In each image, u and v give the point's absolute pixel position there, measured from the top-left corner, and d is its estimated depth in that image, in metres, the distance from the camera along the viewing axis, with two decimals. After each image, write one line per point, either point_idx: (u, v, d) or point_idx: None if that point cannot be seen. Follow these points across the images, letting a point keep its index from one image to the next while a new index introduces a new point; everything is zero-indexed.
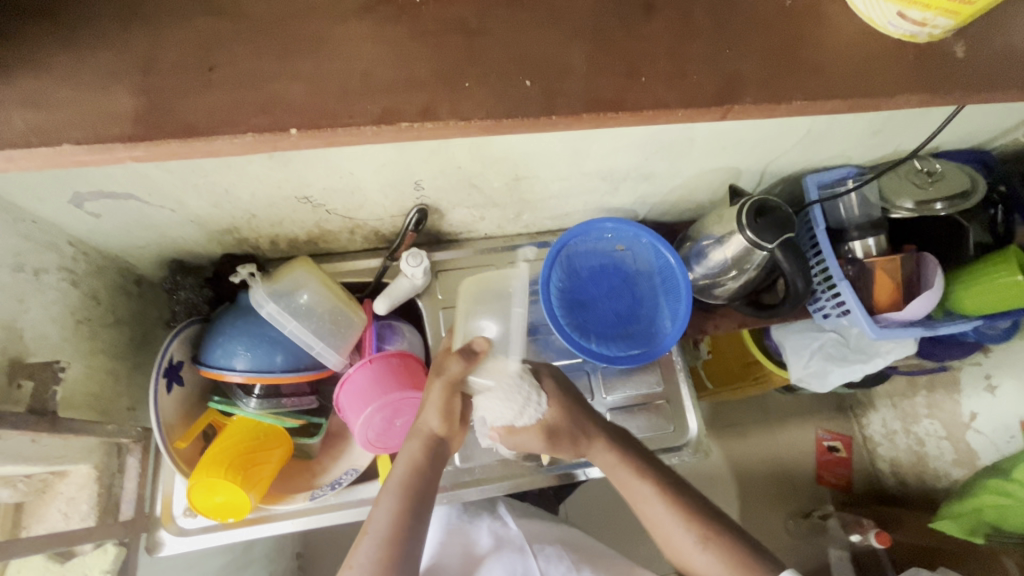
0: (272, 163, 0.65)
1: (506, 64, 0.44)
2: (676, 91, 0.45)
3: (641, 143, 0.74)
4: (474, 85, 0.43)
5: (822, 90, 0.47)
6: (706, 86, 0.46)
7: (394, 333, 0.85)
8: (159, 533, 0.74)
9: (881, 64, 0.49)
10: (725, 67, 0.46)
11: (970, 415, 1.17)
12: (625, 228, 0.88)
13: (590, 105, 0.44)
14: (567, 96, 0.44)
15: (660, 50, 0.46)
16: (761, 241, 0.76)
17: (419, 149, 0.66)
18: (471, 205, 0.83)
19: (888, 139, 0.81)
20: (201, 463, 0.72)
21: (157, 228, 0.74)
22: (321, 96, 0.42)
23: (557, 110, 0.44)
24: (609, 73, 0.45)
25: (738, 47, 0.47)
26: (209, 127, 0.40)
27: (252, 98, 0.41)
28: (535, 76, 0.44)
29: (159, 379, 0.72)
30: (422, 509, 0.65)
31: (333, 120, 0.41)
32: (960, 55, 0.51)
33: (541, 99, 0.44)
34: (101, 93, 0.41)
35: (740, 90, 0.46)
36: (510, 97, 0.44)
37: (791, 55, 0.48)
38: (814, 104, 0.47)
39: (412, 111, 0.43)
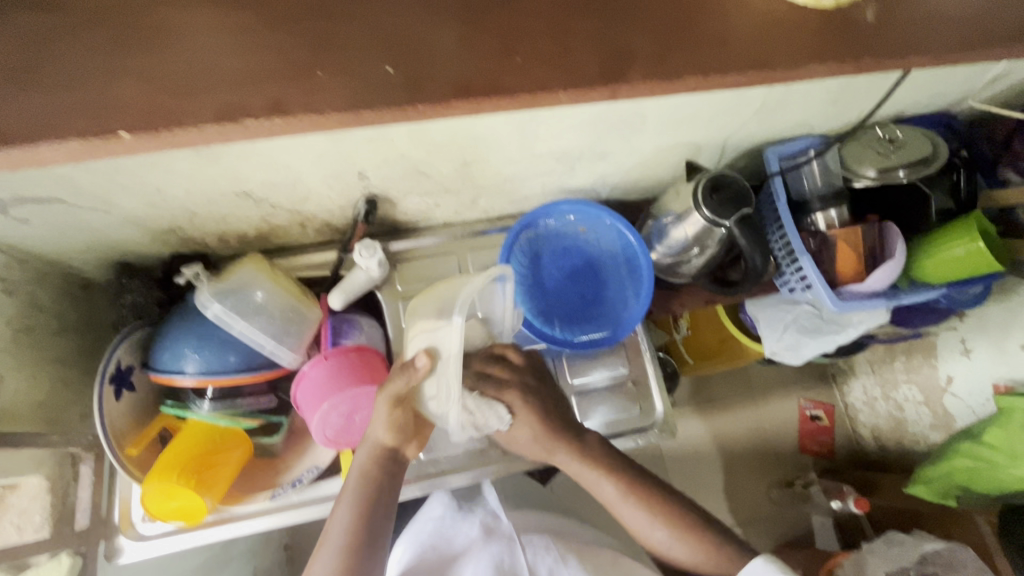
0: (201, 158, 0.62)
1: (366, 51, 0.42)
2: (556, 72, 0.43)
3: (589, 122, 0.72)
4: (332, 76, 0.41)
5: (723, 63, 0.44)
6: (588, 63, 0.44)
7: (351, 330, 0.82)
8: (118, 540, 0.73)
9: (780, 34, 0.47)
10: (611, 43, 0.44)
11: (946, 379, 1.18)
12: (588, 209, 0.87)
13: (459, 88, 0.42)
14: (431, 82, 0.42)
15: (536, 27, 0.44)
16: (718, 219, 0.75)
17: (355, 138, 0.64)
18: (422, 192, 0.81)
19: (848, 106, 0.79)
20: (155, 468, 0.70)
21: (93, 231, 0.71)
22: (163, 96, 0.40)
23: (424, 97, 0.41)
24: (481, 57, 0.43)
25: (622, 23, 0.45)
26: (34, 135, 0.38)
27: (89, 103, 0.39)
28: (398, 61, 0.42)
29: (104, 386, 0.69)
30: (376, 518, 0.66)
31: (173, 120, 0.39)
32: (871, 19, 0.49)
33: (406, 86, 0.41)
34: None
35: (623, 68, 0.44)
36: (374, 87, 0.41)
37: (679, 27, 0.46)
38: (720, 76, 0.44)
39: (262, 106, 0.40)
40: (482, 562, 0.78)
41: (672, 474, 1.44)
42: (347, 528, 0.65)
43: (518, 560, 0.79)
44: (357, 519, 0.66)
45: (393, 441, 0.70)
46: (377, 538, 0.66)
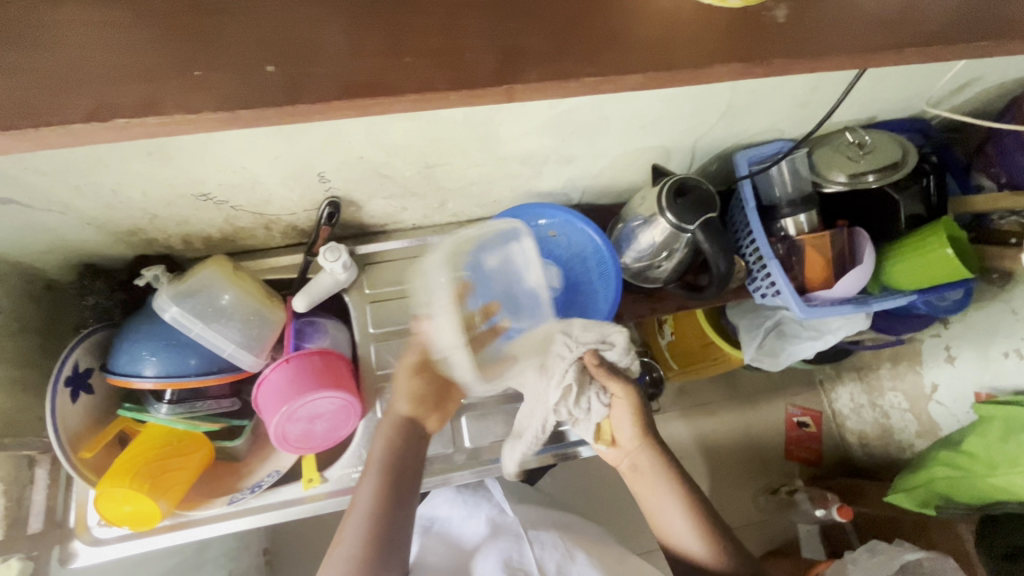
0: (154, 160, 0.62)
1: (249, 47, 0.41)
2: (445, 72, 0.42)
3: (550, 125, 0.71)
4: (205, 74, 0.40)
5: (621, 63, 0.44)
6: (480, 64, 0.43)
7: (315, 330, 0.82)
8: (72, 544, 0.71)
9: (688, 34, 0.47)
10: (501, 40, 0.44)
11: (931, 387, 1.18)
12: (554, 212, 0.86)
13: (345, 87, 0.41)
14: (312, 79, 0.41)
15: (427, 24, 0.44)
16: (682, 223, 0.74)
17: (310, 140, 0.64)
18: (388, 195, 0.80)
19: (814, 110, 0.78)
20: (110, 471, 0.69)
21: (51, 232, 0.71)
22: (35, 90, 0.38)
23: (306, 98, 0.40)
24: (367, 53, 0.42)
25: (518, 19, 0.45)
26: None
27: None
28: (281, 61, 0.41)
29: (58, 388, 0.69)
30: (400, 491, 0.71)
31: (39, 119, 0.38)
32: (782, 20, 0.49)
33: (282, 88, 0.40)
34: None
35: (517, 66, 0.43)
36: (247, 86, 0.40)
37: (580, 23, 0.45)
38: (617, 78, 0.44)
39: (134, 103, 0.39)
40: (491, 559, 0.78)
41: None
42: (367, 504, 0.70)
43: (525, 554, 0.78)
44: (381, 490, 0.70)
45: (414, 411, 0.76)
46: (400, 508, 0.70)
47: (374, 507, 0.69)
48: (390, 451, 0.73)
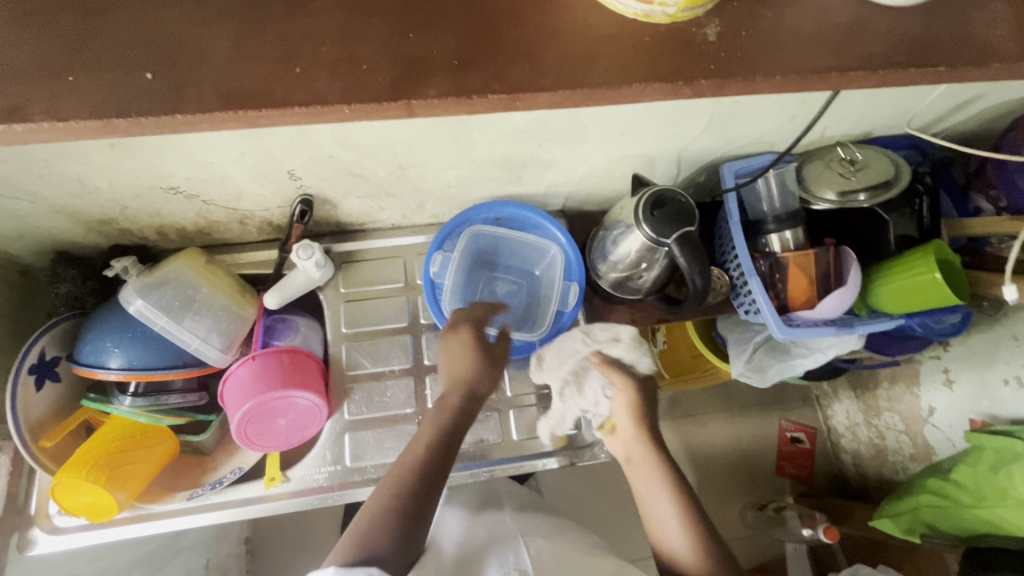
0: (116, 153, 0.61)
1: (126, 57, 0.42)
2: (342, 82, 0.42)
3: (525, 130, 0.69)
4: (79, 80, 0.41)
5: (525, 78, 0.43)
6: (377, 76, 0.43)
7: (286, 328, 0.82)
8: (32, 531, 0.71)
9: (614, 50, 0.46)
10: (403, 51, 0.44)
11: (928, 410, 1.14)
12: (519, 211, 0.85)
13: (228, 101, 0.41)
14: (199, 90, 0.41)
15: (326, 34, 0.44)
16: (658, 236, 0.72)
17: (274, 137, 0.63)
18: (362, 195, 0.79)
19: (804, 123, 0.75)
20: (69, 462, 0.69)
21: (22, 219, 0.71)
22: None
23: (187, 108, 0.41)
24: (260, 64, 0.42)
25: (430, 34, 0.45)
26: None
27: None
28: (160, 68, 0.42)
29: (23, 377, 0.69)
30: (443, 457, 0.68)
31: None
32: (715, 38, 0.48)
33: (165, 92, 0.41)
34: None
35: (419, 79, 0.43)
36: (126, 91, 0.41)
37: (495, 34, 0.45)
38: (518, 97, 0.43)
39: (2, 106, 0.40)
40: (490, 556, 0.77)
41: None
42: (411, 458, 0.67)
43: (523, 554, 0.77)
44: (434, 443, 0.69)
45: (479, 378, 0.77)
46: (438, 473, 0.67)
47: (421, 466, 0.66)
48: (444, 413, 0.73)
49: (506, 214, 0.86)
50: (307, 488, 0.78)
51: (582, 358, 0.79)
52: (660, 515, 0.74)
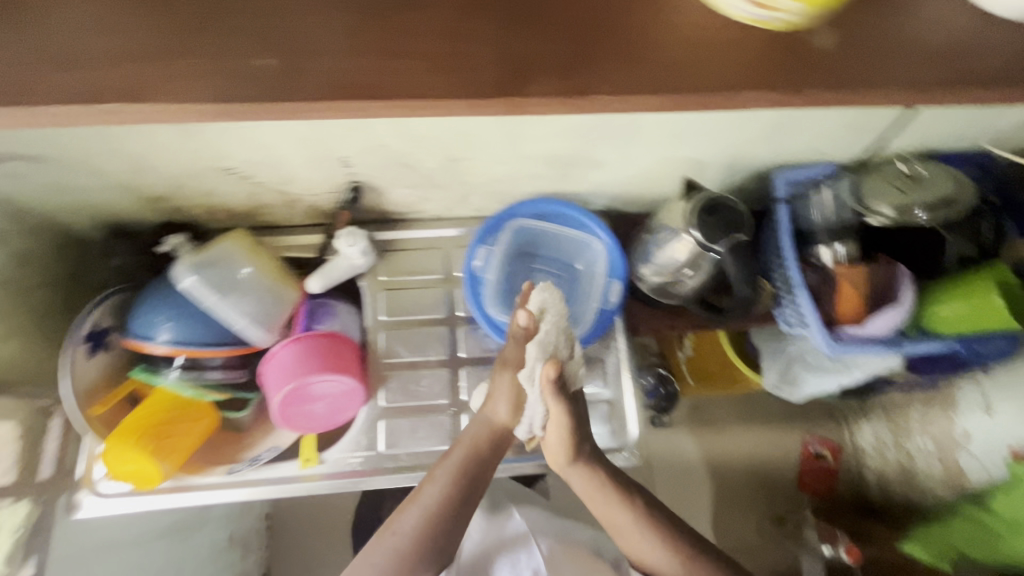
0: (181, 131, 0.62)
1: (249, 44, 0.43)
2: (442, 76, 0.43)
3: (580, 129, 0.69)
4: (186, 61, 0.42)
5: (582, 81, 0.43)
6: (484, 71, 0.43)
7: (328, 313, 0.83)
8: (78, 495, 0.74)
9: (715, 60, 0.46)
10: (511, 52, 0.44)
11: (963, 435, 1.09)
12: (562, 207, 0.84)
13: (334, 88, 0.42)
14: (310, 79, 0.42)
15: (429, 31, 0.45)
16: (709, 242, 0.71)
17: (333, 125, 0.63)
18: (409, 185, 0.79)
19: (865, 134, 0.73)
20: (117, 431, 0.71)
21: (82, 191, 0.73)
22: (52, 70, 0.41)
23: (298, 93, 0.42)
24: (363, 55, 0.44)
25: (536, 35, 0.45)
26: None
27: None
28: (277, 53, 0.43)
29: (75, 348, 0.72)
30: (461, 508, 0.69)
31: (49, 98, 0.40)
32: (831, 45, 0.48)
33: (269, 78, 0.42)
34: None
35: (525, 81, 0.43)
36: (234, 75, 0.42)
37: (594, 33, 0.46)
38: (580, 100, 0.43)
39: (119, 87, 0.41)
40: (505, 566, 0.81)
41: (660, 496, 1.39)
42: (432, 500, 0.68)
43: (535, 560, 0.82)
44: (449, 495, 0.69)
45: (510, 421, 0.73)
46: (455, 523, 0.68)
47: (441, 509, 0.68)
48: (469, 461, 0.71)
49: (548, 211, 0.85)
50: (339, 471, 0.79)
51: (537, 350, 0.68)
52: (633, 531, 0.72)
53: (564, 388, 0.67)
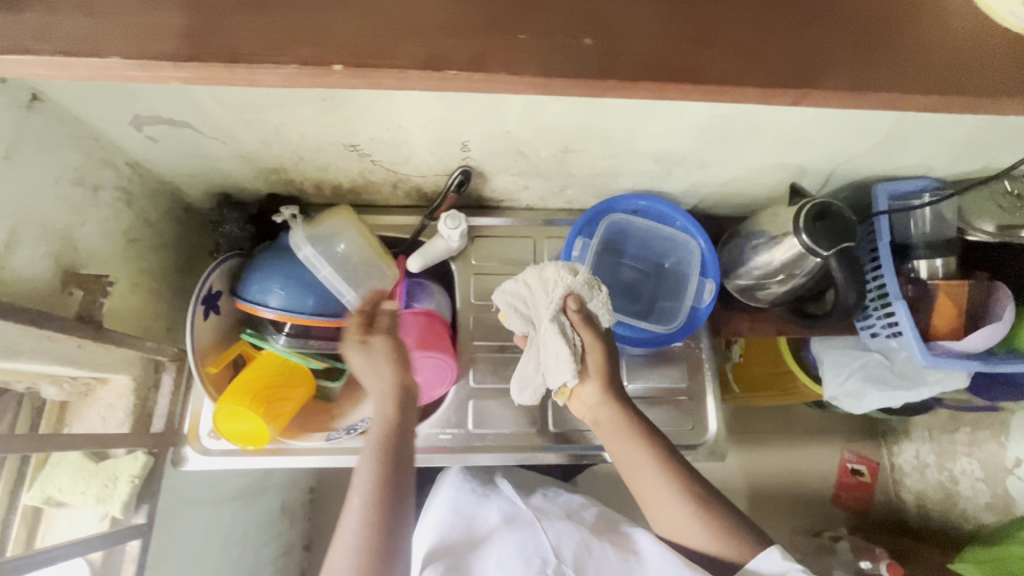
0: (324, 106, 0.64)
1: (574, 21, 0.43)
2: (748, 69, 0.44)
3: (702, 127, 0.70)
4: (531, 38, 0.42)
5: (817, 72, 0.44)
6: (782, 61, 0.44)
7: (424, 292, 0.86)
8: (184, 449, 0.77)
9: (978, 63, 0.47)
10: (815, 46, 0.45)
11: (1015, 461, 1.11)
12: (660, 206, 0.85)
13: (655, 71, 0.42)
14: (633, 60, 0.43)
15: (736, 19, 0.44)
16: (816, 248, 0.71)
17: (470, 108, 0.65)
18: (515, 172, 0.81)
19: (977, 152, 0.74)
20: (230, 391, 0.74)
21: (207, 159, 0.75)
22: (378, 36, 0.41)
23: (623, 75, 0.42)
24: (678, 39, 0.44)
25: (828, 23, 0.45)
26: (261, 54, 0.39)
27: (304, 30, 0.40)
28: (600, 33, 0.43)
29: (196, 308, 0.74)
30: (397, 501, 0.61)
31: (391, 62, 0.40)
32: None
33: (604, 59, 0.42)
34: (163, 9, 0.40)
35: (821, 75, 0.44)
36: (567, 55, 0.42)
37: (893, 32, 0.46)
38: (811, 91, 0.44)
39: (464, 60, 0.41)
40: (507, 551, 0.76)
41: None
42: (368, 495, 0.61)
43: (541, 543, 0.76)
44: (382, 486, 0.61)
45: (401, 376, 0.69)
46: (400, 521, 0.60)
47: (378, 506, 0.60)
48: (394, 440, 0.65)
49: (644, 208, 0.86)
50: (431, 447, 0.82)
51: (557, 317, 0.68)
52: (670, 504, 0.68)
53: (582, 342, 0.69)
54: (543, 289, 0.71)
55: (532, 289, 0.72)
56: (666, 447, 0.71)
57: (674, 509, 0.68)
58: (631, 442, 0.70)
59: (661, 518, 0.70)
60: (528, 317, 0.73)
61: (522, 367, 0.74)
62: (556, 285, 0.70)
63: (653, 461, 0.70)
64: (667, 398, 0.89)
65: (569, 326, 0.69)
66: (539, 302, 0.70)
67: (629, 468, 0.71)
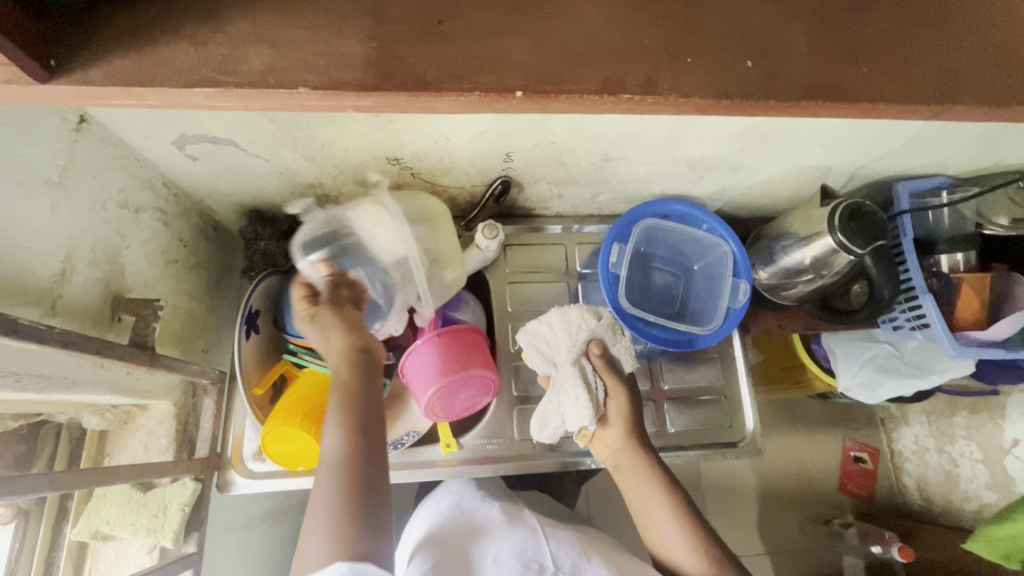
0: (375, 121, 0.64)
1: (733, 43, 0.45)
2: (900, 84, 0.47)
3: (739, 134, 0.72)
4: (698, 62, 0.44)
5: (956, 88, 0.47)
6: (931, 81, 0.47)
7: (462, 304, 0.85)
8: (230, 474, 0.75)
9: None
10: (949, 64, 0.47)
11: (1011, 441, 1.13)
12: (690, 210, 0.87)
13: (818, 92, 0.45)
14: (791, 83, 0.45)
15: (884, 40, 0.47)
16: (850, 245, 0.75)
17: (521, 120, 0.66)
18: (552, 181, 0.82)
19: (993, 151, 0.78)
20: (276, 412, 0.72)
21: (246, 177, 0.74)
22: (554, 60, 0.42)
23: (783, 94, 0.45)
24: (832, 62, 0.46)
25: (963, 43, 0.48)
26: (441, 83, 0.40)
27: (484, 58, 0.41)
28: (759, 58, 0.45)
29: (240, 329, 0.73)
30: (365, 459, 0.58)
31: (560, 86, 0.42)
32: None
33: (763, 81, 0.45)
34: (342, 40, 0.40)
35: (967, 89, 0.47)
36: (736, 79, 0.45)
37: (1000, 44, 0.49)
38: (952, 107, 0.47)
39: (637, 83, 0.43)
40: (503, 551, 0.65)
41: (707, 494, 1.41)
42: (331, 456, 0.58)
43: (540, 549, 0.65)
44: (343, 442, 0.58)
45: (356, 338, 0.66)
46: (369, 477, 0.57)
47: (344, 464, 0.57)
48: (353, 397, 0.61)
49: (674, 213, 0.88)
50: (476, 457, 0.83)
51: (580, 359, 0.72)
52: (678, 552, 0.67)
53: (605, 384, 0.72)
54: (564, 334, 0.73)
55: (555, 330, 0.74)
56: (684, 496, 0.70)
57: (681, 553, 0.67)
58: (651, 486, 0.70)
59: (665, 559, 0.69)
60: (550, 359, 0.74)
61: (542, 408, 0.75)
62: (579, 329, 0.73)
63: (668, 507, 0.69)
64: (702, 398, 0.90)
65: (592, 368, 0.72)
66: (562, 346, 0.73)
67: (642, 508, 0.70)
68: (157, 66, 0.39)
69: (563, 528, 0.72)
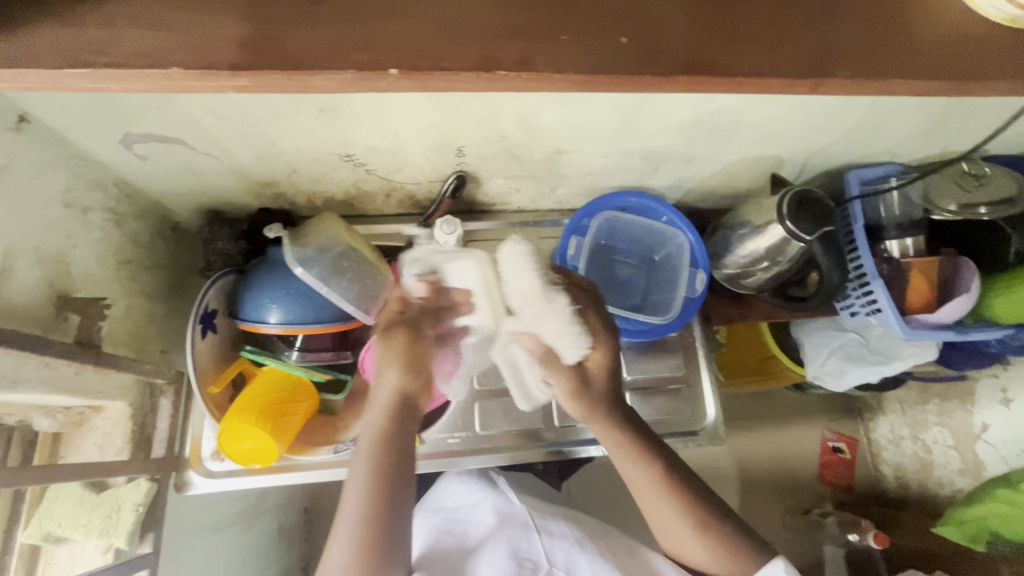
0: (321, 117, 0.64)
1: (609, 23, 0.46)
2: (779, 59, 0.47)
3: (685, 125, 0.73)
4: (570, 39, 0.45)
5: (833, 60, 0.47)
6: (802, 55, 0.48)
7: None
8: (187, 473, 0.76)
9: (966, 51, 0.50)
10: (825, 43, 0.48)
11: (981, 426, 1.14)
12: (648, 203, 0.88)
13: (689, 65, 0.46)
14: (665, 57, 0.45)
15: (767, 18, 0.48)
16: (799, 233, 0.76)
17: (467, 113, 0.66)
18: (509, 175, 0.83)
19: (939, 137, 0.80)
20: (233, 408, 0.73)
21: (200, 177, 0.74)
22: (442, 41, 0.43)
23: (654, 69, 0.45)
24: (707, 35, 0.47)
25: (843, 18, 0.49)
26: (316, 60, 0.41)
27: (365, 37, 0.42)
28: (632, 34, 0.46)
29: (195, 327, 0.73)
30: (398, 495, 0.56)
31: (440, 63, 0.42)
32: None
33: (637, 54, 0.45)
34: (214, 18, 0.42)
35: (829, 66, 0.48)
36: (609, 51, 0.45)
37: (897, 28, 0.50)
38: (836, 78, 0.47)
39: (509, 59, 0.43)
40: (498, 553, 0.66)
41: None
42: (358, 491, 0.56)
43: (534, 545, 0.67)
44: (371, 477, 0.56)
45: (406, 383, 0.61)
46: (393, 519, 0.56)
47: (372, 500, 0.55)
48: (379, 434, 0.58)
49: (634, 205, 0.89)
50: (440, 452, 0.83)
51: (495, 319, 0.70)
52: (679, 532, 0.63)
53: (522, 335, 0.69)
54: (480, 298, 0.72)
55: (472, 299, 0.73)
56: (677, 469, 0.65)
57: (680, 534, 0.63)
58: (636, 464, 0.64)
59: (667, 542, 0.65)
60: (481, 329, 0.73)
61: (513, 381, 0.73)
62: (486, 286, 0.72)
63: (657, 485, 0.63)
64: (665, 388, 0.91)
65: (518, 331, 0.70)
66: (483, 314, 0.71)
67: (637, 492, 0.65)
68: (68, 58, 0.40)
69: (553, 516, 0.74)
